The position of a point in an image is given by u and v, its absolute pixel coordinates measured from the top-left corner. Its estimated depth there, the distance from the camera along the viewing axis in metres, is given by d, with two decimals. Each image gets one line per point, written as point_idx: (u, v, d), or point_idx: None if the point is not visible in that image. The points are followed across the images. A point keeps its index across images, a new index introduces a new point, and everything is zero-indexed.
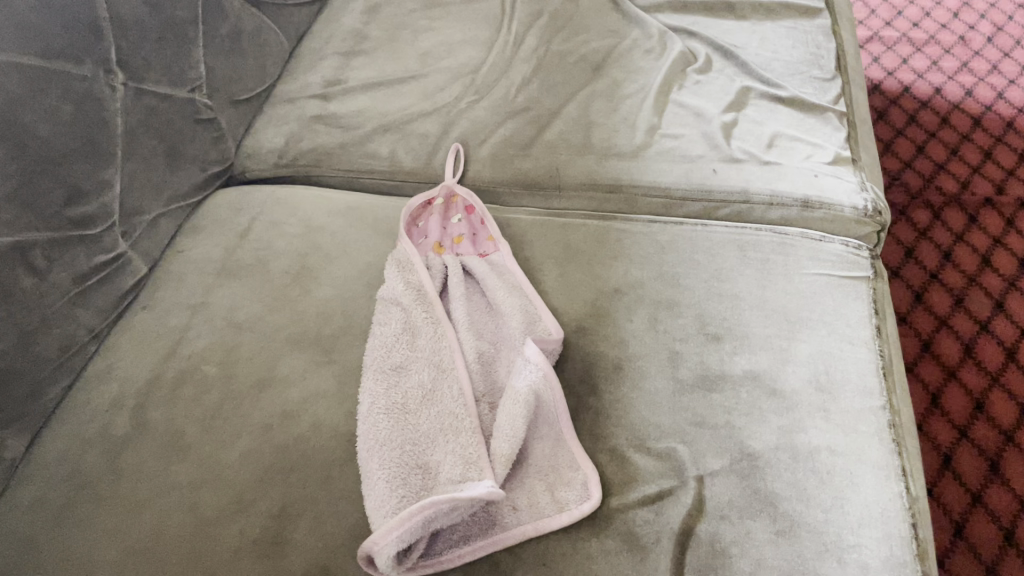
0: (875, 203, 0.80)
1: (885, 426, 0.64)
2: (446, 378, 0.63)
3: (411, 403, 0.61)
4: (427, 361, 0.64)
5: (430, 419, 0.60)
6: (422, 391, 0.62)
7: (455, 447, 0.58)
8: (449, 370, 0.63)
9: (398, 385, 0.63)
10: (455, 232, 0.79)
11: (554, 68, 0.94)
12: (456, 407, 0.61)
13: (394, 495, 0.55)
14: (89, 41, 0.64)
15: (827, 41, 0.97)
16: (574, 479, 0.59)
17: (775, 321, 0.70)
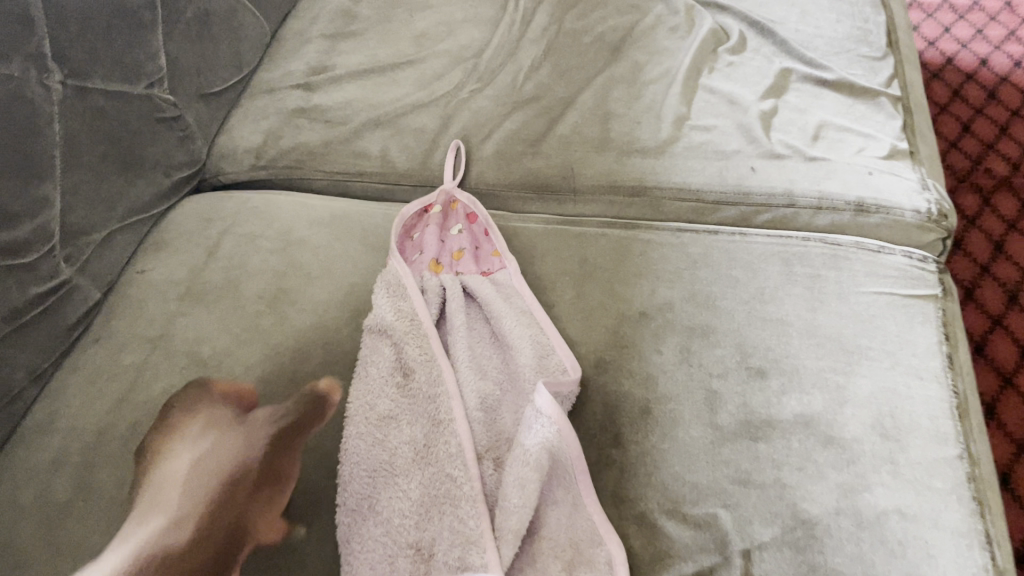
0: (940, 204, 0.69)
1: (964, 481, 0.54)
2: (444, 430, 0.53)
3: (401, 463, 0.52)
4: (422, 410, 0.55)
5: (425, 485, 0.51)
6: (417, 448, 0.53)
7: (454, 520, 0.49)
8: (447, 419, 0.54)
9: (386, 439, 0.54)
10: (455, 245, 0.69)
11: (567, 50, 0.83)
12: (455, 468, 0.51)
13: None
14: (18, 33, 0.54)
15: (875, 14, 0.86)
16: (598, 558, 0.49)
17: (830, 352, 0.60)
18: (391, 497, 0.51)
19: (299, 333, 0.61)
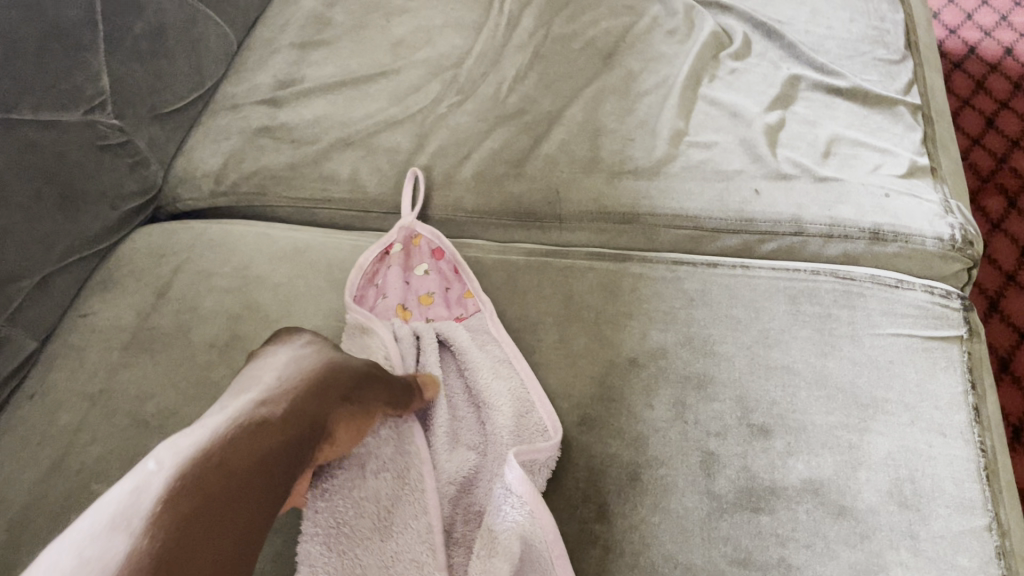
0: (965, 229, 0.62)
1: (993, 558, 0.48)
2: (410, 498, 0.47)
3: (363, 536, 0.45)
4: (389, 467, 0.48)
5: (389, 563, 0.45)
6: (381, 514, 0.46)
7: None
8: (414, 485, 0.48)
9: (349, 499, 0.46)
10: (421, 287, 0.63)
11: (555, 58, 0.77)
12: (421, 550, 0.45)
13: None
14: None
15: (892, 12, 0.79)
16: None
17: (842, 405, 0.54)
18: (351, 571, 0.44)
19: None
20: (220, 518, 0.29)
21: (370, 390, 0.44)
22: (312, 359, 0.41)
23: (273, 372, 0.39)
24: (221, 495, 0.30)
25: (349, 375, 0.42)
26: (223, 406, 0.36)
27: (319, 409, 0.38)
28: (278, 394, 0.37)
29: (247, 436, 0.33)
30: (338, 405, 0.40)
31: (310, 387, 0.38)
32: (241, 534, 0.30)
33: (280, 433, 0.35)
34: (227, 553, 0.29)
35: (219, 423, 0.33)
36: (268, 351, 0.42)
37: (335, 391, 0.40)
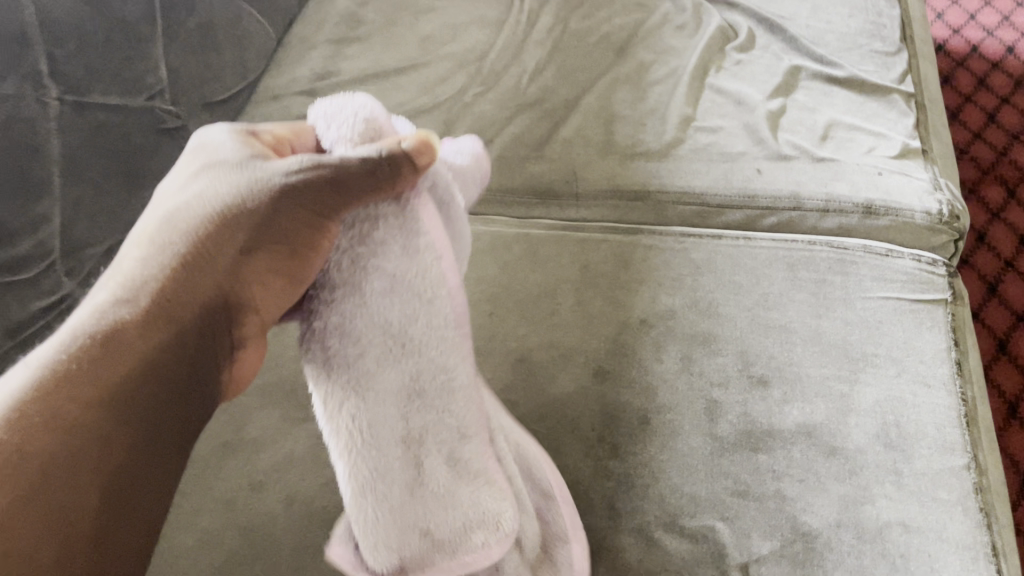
0: (952, 205, 0.67)
1: (971, 493, 0.53)
2: (428, 316, 0.38)
3: (388, 352, 0.37)
4: (400, 288, 0.37)
5: (413, 374, 0.38)
6: (393, 338, 0.37)
7: (450, 440, 0.40)
8: (436, 300, 0.38)
9: (346, 340, 0.37)
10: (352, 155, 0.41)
11: (572, 51, 0.82)
12: (454, 374, 0.39)
13: (377, 526, 0.40)
14: (11, 53, 0.54)
15: (890, 8, 0.84)
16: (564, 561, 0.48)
17: (834, 359, 0.59)
18: (384, 396, 0.38)
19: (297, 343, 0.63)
20: (57, 469, 0.31)
21: (282, 215, 0.36)
22: (186, 214, 0.37)
23: (146, 238, 0.37)
24: (59, 447, 0.31)
25: (245, 224, 0.37)
26: (87, 303, 0.36)
27: (213, 287, 0.36)
28: (137, 283, 0.35)
29: (81, 359, 0.33)
30: (235, 266, 0.37)
31: (185, 263, 0.36)
32: (80, 463, 0.32)
33: (130, 341, 0.34)
34: (51, 501, 0.31)
35: (39, 359, 0.33)
36: (179, 173, 0.40)
37: (222, 258, 0.36)
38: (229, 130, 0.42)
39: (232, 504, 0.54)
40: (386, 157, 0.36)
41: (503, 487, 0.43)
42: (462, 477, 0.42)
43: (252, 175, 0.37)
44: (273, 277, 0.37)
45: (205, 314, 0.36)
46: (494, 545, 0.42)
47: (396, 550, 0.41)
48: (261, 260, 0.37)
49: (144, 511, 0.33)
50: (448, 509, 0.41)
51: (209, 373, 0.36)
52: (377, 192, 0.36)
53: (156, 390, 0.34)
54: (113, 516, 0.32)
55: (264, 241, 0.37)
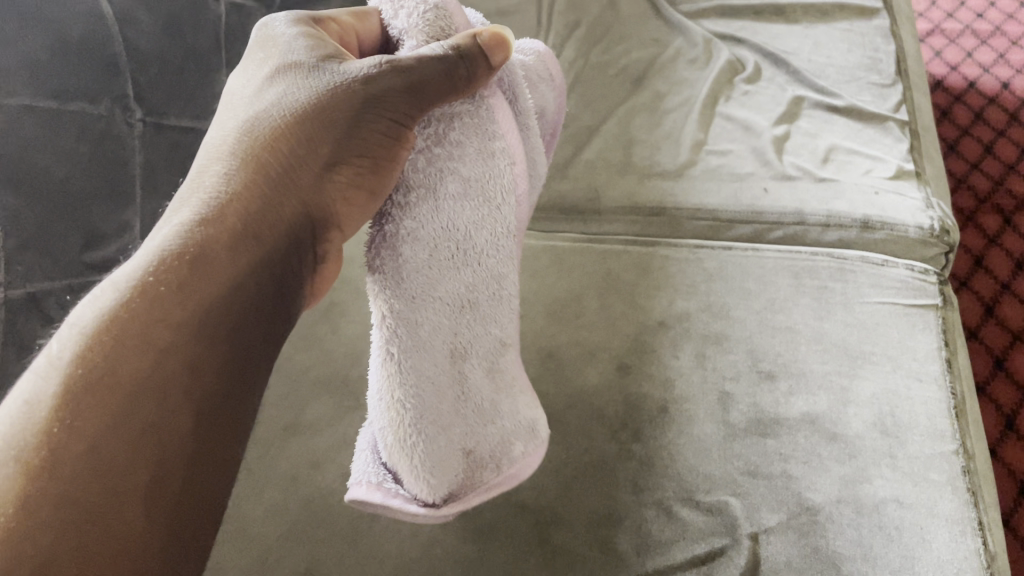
0: (943, 221, 0.74)
1: (959, 474, 0.58)
2: (492, 217, 0.50)
3: (454, 260, 0.50)
4: (470, 189, 0.49)
5: (468, 283, 0.51)
6: (457, 245, 0.50)
7: (492, 351, 0.53)
8: (498, 205, 0.51)
9: (421, 245, 0.49)
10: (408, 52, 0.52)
11: (593, 82, 0.90)
12: (503, 279, 0.52)
13: (432, 449, 0.52)
14: (106, 79, 0.61)
15: (886, 44, 0.90)
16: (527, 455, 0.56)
17: (835, 357, 0.65)
18: (444, 299, 0.50)
19: (347, 341, 0.71)
20: (155, 387, 0.34)
21: (367, 123, 0.46)
22: (265, 125, 0.44)
23: (227, 150, 0.43)
24: (151, 367, 0.34)
25: (328, 140, 0.45)
26: (166, 223, 0.40)
27: (297, 199, 0.43)
28: (218, 204, 0.40)
29: (171, 277, 0.37)
30: (318, 178, 0.45)
31: (275, 178, 0.43)
32: (180, 377, 0.35)
33: (216, 258, 0.38)
34: (154, 415, 0.34)
35: (125, 279, 0.36)
36: (252, 76, 0.48)
37: (306, 170, 0.44)
38: (291, 18, 0.51)
39: (297, 478, 0.62)
40: (469, 60, 0.47)
41: (533, 399, 0.58)
42: (500, 385, 0.55)
43: (330, 78, 0.46)
44: (354, 190, 0.46)
45: (293, 222, 0.43)
46: (530, 450, 0.57)
47: (441, 474, 0.53)
48: (343, 171, 0.45)
49: (233, 420, 0.37)
50: (483, 424, 0.55)
51: (294, 274, 0.43)
52: (458, 89, 0.48)
53: (248, 298, 0.39)
54: (207, 421, 0.36)
55: (347, 154, 0.45)
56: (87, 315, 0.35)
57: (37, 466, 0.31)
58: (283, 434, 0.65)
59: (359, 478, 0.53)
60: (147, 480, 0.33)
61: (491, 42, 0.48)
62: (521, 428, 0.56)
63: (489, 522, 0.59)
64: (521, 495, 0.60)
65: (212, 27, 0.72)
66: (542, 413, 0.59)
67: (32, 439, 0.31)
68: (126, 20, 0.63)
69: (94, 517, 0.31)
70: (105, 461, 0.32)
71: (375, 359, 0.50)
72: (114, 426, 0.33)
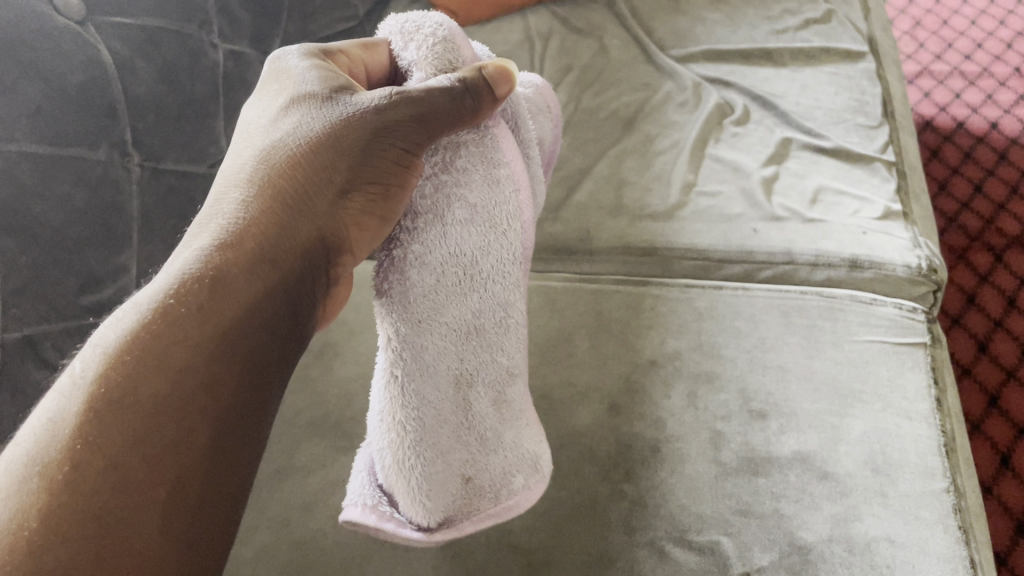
0: (930, 260, 0.75)
1: (951, 512, 0.58)
2: (500, 243, 0.51)
3: (461, 282, 0.50)
4: (476, 216, 0.50)
5: (477, 310, 0.51)
6: (465, 271, 0.50)
7: (497, 380, 0.53)
8: (505, 231, 0.51)
9: (428, 266, 0.50)
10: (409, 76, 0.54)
11: (584, 125, 0.91)
12: (510, 304, 0.53)
13: (432, 473, 0.52)
14: (103, 125, 0.63)
15: (872, 86, 0.91)
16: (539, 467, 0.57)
17: (825, 395, 0.65)
18: (451, 323, 0.50)
19: (340, 382, 0.71)
20: (174, 407, 0.35)
21: (379, 151, 0.46)
22: (281, 152, 0.45)
23: (245, 177, 0.44)
24: (171, 386, 0.35)
25: (342, 168, 0.45)
26: (186, 249, 0.40)
27: (312, 225, 0.44)
28: (236, 229, 0.41)
29: (193, 300, 0.37)
30: (332, 205, 0.45)
31: (291, 204, 0.43)
32: (198, 398, 0.35)
33: (235, 282, 0.39)
34: (174, 435, 0.34)
35: (147, 302, 0.37)
36: (268, 105, 0.49)
37: (321, 198, 0.45)
38: (303, 51, 0.53)
39: (289, 520, 0.63)
40: (474, 90, 0.48)
41: (539, 431, 0.57)
42: (506, 412, 0.55)
43: (344, 108, 0.47)
44: (366, 217, 0.47)
45: (307, 248, 0.44)
46: (532, 484, 0.57)
47: (440, 498, 0.53)
48: (356, 199, 0.46)
49: (248, 441, 0.38)
50: (491, 454, 0.54)
51: (308, 299, 0.44)
52: (465, 120, 0.49)
53: (263, 323, 0.40)
54: (223, 441, 0.36)
55: (360, 181, 0.46)
56: (110, 336, 0.36)
57: (60, 480, 0.31)
58: (276, 475, 0.66)
59: (352, 499, 0.53)
60: (164, 497, 0.33)
61: (495, 76, 0.49)
62: (525, 461, 0.56)
63: (481, 563, 0.59)
64: (514, 535, 0.60)
65: (209, 74, 0.74)
66: (547, 448, 0.58)
67: (55, 454, 0.32)
68: (125, 68, 0.65)
69: (114, 532, 0.31)
70: (125, 479, 0.32)
71: (379, 383, 0.51)
72: (136, 444, 0.33)
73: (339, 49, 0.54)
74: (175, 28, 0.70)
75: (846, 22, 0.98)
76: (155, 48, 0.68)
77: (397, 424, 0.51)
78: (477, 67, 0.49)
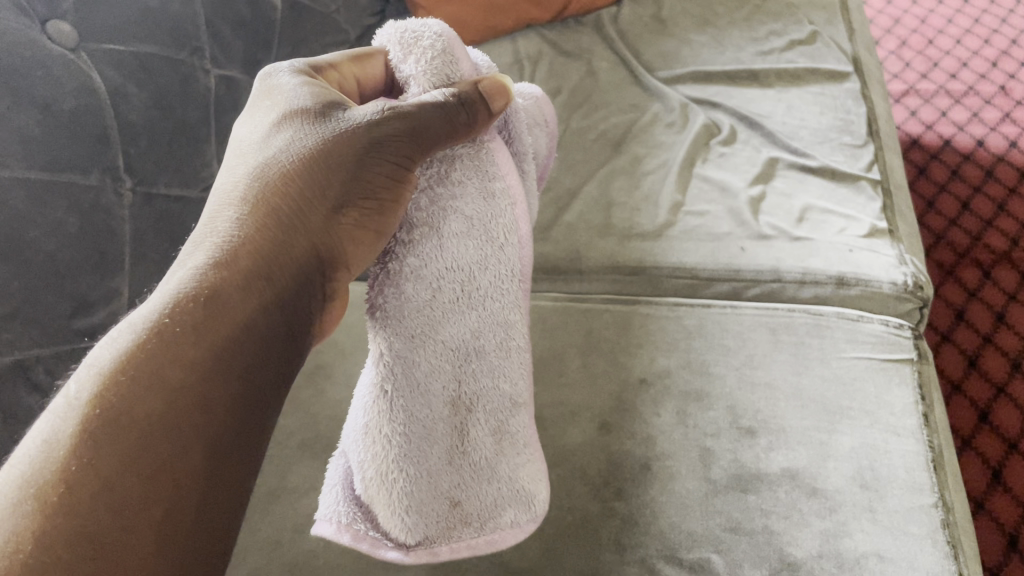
0: (915, 277, 0.75)
1: (939, 527, 0.58)
2: (496, 258, 0.52)
3: (456, 299, 0.51)
4: (472, 228, 0.52)
5: (474, 327, 0.52)
6: (462, 288, 0.51)
7: (500, 410, 0.53)
8: (502, 245, 0.52)
9: (425, 281, 0.50)
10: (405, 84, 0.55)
11: (573, 146, 0.92)
12: (511, 327, 0.53)
13: (416, 490, 0.52)
14: (96, 151, 0.63)
15: (857, 106, 0.93)
16: (535, 502, 0.55)
17: (813, 412, 0.66)
18: (448, 339, 0.51)
19: (332, 404, 0.71)
20: (169, 426, 0.35)
21: (373, 166, 0.47)
22: (274, 169, 0.45)
23: (239, 196, 0.44)
24: (166, 406, 0.35)
25: (336, 184, 0.46)
26: (180, 267, 0.41)
27: (307, 240, 0.44)
28: (230, 247, 0.41)
29: (187, 320, 0.38)
30: (328, 219, 0.46)
31: (286, 221, 0.44)
32: (193, 419, 0.36)
33: (228, 299, 0.39)
34: (169, 454, 0.35)
35: (142, 321, 0.37)
36: (259, 122, 0.49)
37: (315, 212, 0.45)
38: (293, 68, 0.54)
39: (280, 541, 0.63)
40: (470, 106, 0.51)
41: (541, 469, 0.56)
42: (504, 446, 0.54)
43: (338, 124, 0.48)
44: (361, 231, 0.47)
45: (302, 262, 0.44)
46: (525, 521, 0.55)
47: (423, 518, 0.53)
48: (350, 214, 0.47)
49: (245, 462, 0.38)
50: (485, 485, 0.54)
51: (304, 316, 0.44)
52: (459, 134, 0.51)
53: (259, 338, 0.40)
54: (219, 458, 0.36)
55: (351, 198, 0.47)
56: (104, 356, 0.36)
57: (54, 503, 0.32)
58: (268, 497, 0.66)
59: (325, 514, 0.53)
60: (158, 520, 0.33)
61: (492, 90, 0.52)
62: (519, 497, 0.55)
63: None
64: (506, 555, 0.60)
65: (202, 99, 0.75)
66: (546, 489, 0.56)
67: (50, 477, 0.32)
68: (117, 94, 0.66)
69: (109, 556, 0.31)
70: (120, 500, 0.33)
71: (365, 397, 0.51)
72: (131, 465, 0.33)
73: (328, 62, 0.55)
74: (168, 55, 0.71)
75: (831, 44, 0.99)
76: (147, 74, 0.69)
77: (382, 439, 0.51)
78: (474, 82, 0.52)
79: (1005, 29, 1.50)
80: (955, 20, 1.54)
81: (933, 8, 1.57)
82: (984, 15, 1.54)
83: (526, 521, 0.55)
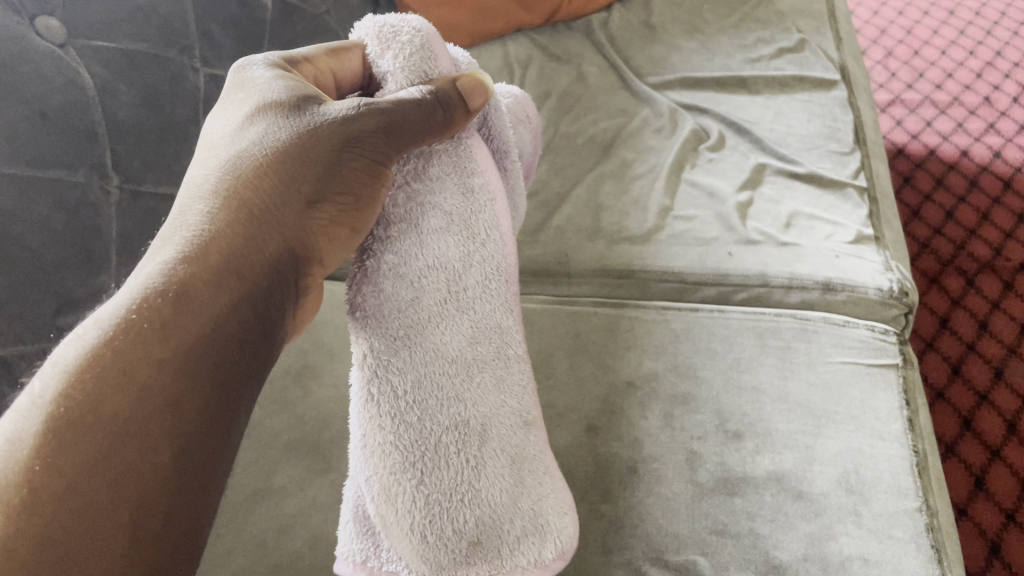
0: (901, 283, 0.76)
1: (923, 530, 0.59)
2: (479, 254, 0.52)
3: (445, 300, 0.51)
4: (453, 224, 0.52)
5: (463, 331, 0.51)
6: (449, 289, 0.51)
7: (505, 429, 0.52)
8: (483, 242, 0.53)
9: (410, 282, 0.51)
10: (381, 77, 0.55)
11: (563, 150, 0.93)
12: (504, 333, 0.53)
13: (416, 506, 0.51)
14: (84, 148, 0.63)
15: (844, 113, 0.93)
16: (562, 534, 0.53)
17: (800, 416, 0.66)
18: (440, 342, 0.51)
19: (319, 405, 0.71)
20: (135, 428, 0.35)
21: (350, 160, 0.47)
22: (247, 164, 0.45)
23: (209, 189, 0.44)
24: (135, 405, 0.35)
25: (312, 178, 0.46)
26: (150, 262, 0.40)
27: (282, 235, 0.44)
28: (201, 242, 0.41)
29: (155, 315, 0.37)
30: (302, 213, 0.46)
31: (258, 214, 0.44)
32: (161, 416, 0.35)
33: (201, 295, 0.39)
34: (137, 457, 0.34)
35: (108, 318, 0.37)
36: (232, 115, 0.49)
37: (290, 207, 0.45)
38: (267, 61, 0.53)
39: (266, 543, 0.62)
40: (445, 101, 0.51)
41: (564, 500, 0.54)
42: (522, 474, 0.53)
43: (311, 117, 0.48)
44: (337, 227, 0.48)
45: (277, 259, 0.44)
46: (551, 559, 0.53)
47: (435, 549, 0.51)
48: (326, 209, 0.47)
49: (214, 460, 0.37)
50: (507, 522, 0.52)
51: (278, 310, 0.44)
52: (435, 132, 0.51)
53: (232, 336, 0.40)
54: (186, 461, 0.36)
55: (329, 193, 0.47)
56: (70, 353, 0.36)
57: (18, 505, 0.32)
58: (252, 497, 0.65)
59: (343, 554, 0.54)
60: (126, 522, 0.33)
61: (470, 87, 0.53)
62: (541, 531, 0.53)
63: None
64: None
65: (191, 97, 0.74)
66: (574, 525, 0.54)
67: (11, 478, 0.32)
68: (105, 90, 0.65)
69: (75, 558, 0.31)
70: (85, 501, 0.32)
71: (357, 408, 0.51)
72: (97, 465, 0.33)
73: (304, 57, 0.55)
74: (156, 52, 0.71)
75: (819, 52, 1.00)
76: (136, 72, 0.69)
77: (383, 452, 0.50)
78: (451, 79, 0.52)
79: (989, 40, 1.51)
80: (940, 32, 1.55)
81: (919, 19, 1.59)
82: (970, 27, 1.55)
83: (552, 558, 0.53)
